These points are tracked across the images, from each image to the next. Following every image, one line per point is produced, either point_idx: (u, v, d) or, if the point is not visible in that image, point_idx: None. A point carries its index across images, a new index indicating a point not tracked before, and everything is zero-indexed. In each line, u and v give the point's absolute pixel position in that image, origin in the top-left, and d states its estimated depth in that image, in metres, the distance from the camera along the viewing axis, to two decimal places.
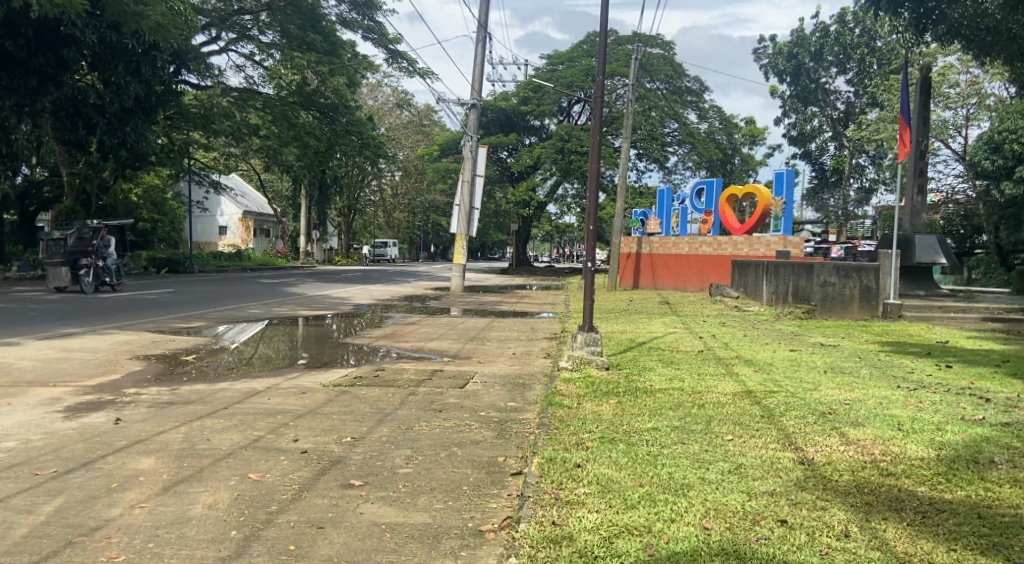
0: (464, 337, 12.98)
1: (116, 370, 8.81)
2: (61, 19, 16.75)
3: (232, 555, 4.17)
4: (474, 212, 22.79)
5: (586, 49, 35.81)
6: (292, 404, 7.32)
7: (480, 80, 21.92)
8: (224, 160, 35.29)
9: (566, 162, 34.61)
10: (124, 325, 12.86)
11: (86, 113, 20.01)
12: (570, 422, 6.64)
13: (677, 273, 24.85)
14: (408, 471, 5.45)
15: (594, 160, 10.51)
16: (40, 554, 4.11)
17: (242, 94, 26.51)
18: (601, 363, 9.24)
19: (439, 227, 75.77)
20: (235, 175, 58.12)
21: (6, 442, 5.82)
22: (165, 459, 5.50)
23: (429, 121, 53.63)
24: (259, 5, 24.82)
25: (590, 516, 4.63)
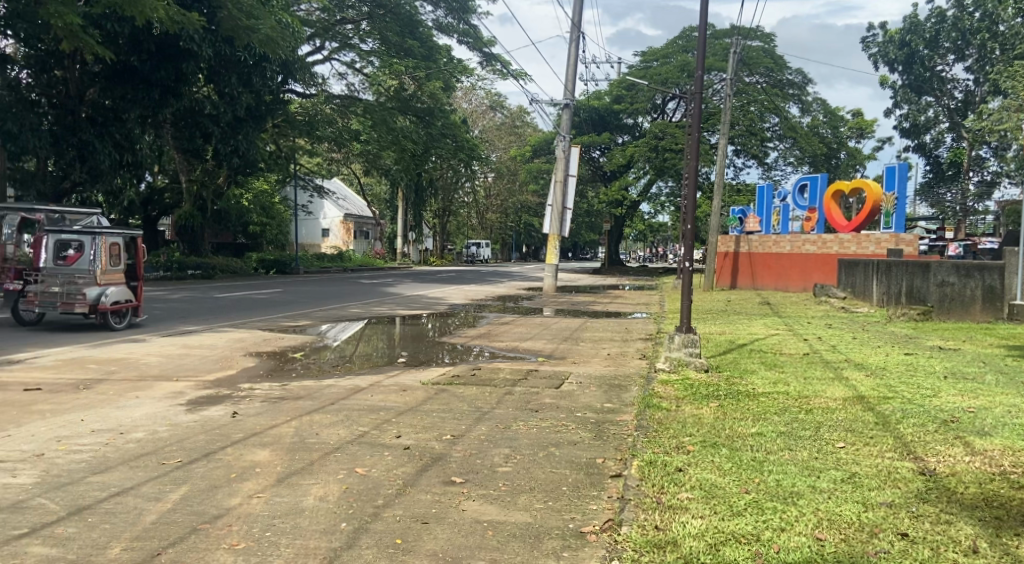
0: (558, 337, 12.99)
1: (231, 366, 9.22)
2: (181, 35, 17.77)
3: (343, 547, 4.29)
4: (567, 212, 22.63)
5: (681, 44, 35.25)
6: (395, 401, 7.50)
7: (573, 80, 21.87)
8: (326, 165, 36.49)
9: (660, 161, 34.08)
10: (237, 324, 13.41)
11: (203, 122, 21.09)
12: (669, 425, 6.54)
13: (778, 273, 23.97)
14: (507, 470, 5.48)
15: (691, 157, 10.27)
16: (167, 540, 4.27)
17: (344, 101, 27.86)
18: (701, 364, 9.04)
19: (530, 227, 75.98)
20: (334, 179, 60.15)
21: (135, 433, 6.16)
22: (280, 451, 5.75)
23: (522, 122, 53.91)
24: (360, 14, 26.09)
25: (695, 521, 4.54)
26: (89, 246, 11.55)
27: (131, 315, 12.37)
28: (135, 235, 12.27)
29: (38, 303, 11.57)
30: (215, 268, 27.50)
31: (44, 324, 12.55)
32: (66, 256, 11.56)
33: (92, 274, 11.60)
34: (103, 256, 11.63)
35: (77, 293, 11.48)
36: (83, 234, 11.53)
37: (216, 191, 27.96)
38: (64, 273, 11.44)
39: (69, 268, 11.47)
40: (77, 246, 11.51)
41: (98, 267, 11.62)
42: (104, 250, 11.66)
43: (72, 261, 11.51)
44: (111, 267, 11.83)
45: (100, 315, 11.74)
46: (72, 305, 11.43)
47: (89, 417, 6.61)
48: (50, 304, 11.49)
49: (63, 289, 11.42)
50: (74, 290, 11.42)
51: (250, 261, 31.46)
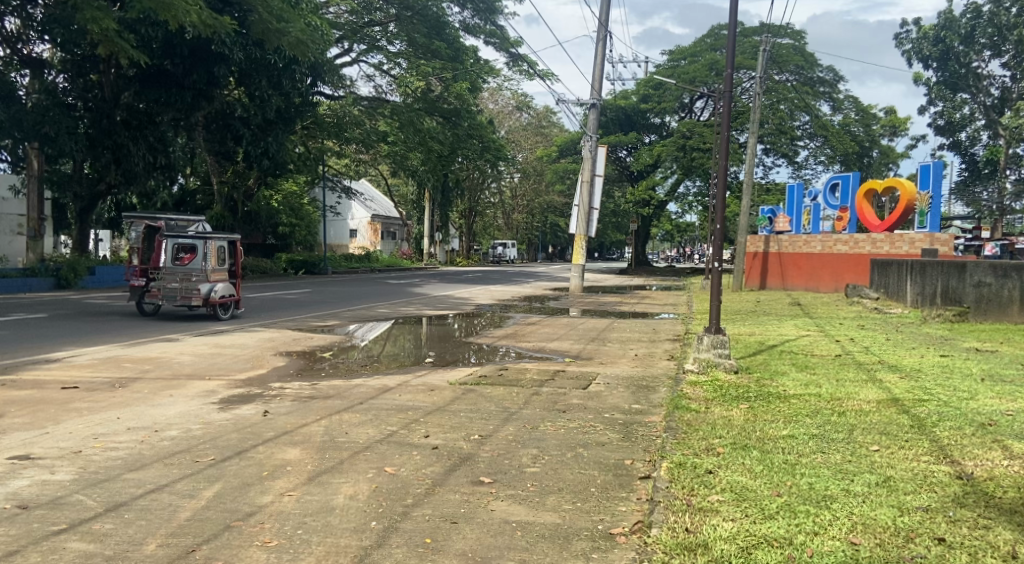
0: (585, 338, 12.94)
1: (261, 366, 9.31)
2: (213, 39, 17.96)
3: (374, 545, 4.31)
4: (593, 212, 22.55)
5: (709, 43, 34.97)
6: (422, 401, 7.53)
7: (600, 79, 21.80)
8: (354, 166, 36.73)
9: (688, 160, 33.85)
10: (267, 323, 13.53)
11: (234, 125, 21.34)
12: (698, 426, 6.49)
13: (808, 273, 23.69)
14: (536, 471, 5.48)
15: (721, 156, 10.18)
16: (202, 537, 4.32)
17: (371, 102, 28.02)
18: (731, 365, 8.96)
19: (556, 227, 75.85)
20: (362, 180, 60.54)
21: (169, 431, 6.25)
22: (310, 450, 5.79)
23: (548, 123, 53.81)
24: (387, 16, 26.27)
25: (726, 524, 4.50)
26: (201, 248, 13.08)
27: (234, 305, 14.05)
28: (236, 238, 13.80)
29: (158, 296, 13.24)
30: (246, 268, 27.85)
31: (159, 313, 14.30)
32: (182, 256, 13.15)
33: (204, 272, 13.20)
34: (214, 258, 13.20)
35: (193, 289, 13.11)
36: (198, 238, 13.08)
37: (246, 193, 28.37)
38: (181, 272, 13.04)
39: (185, 268, 13.06)
40: (191, 248, 13.08)
41: (209, 267, 13.19)
42: (215, 252, 13.22)
43: (188, 261, 13.09)
44: (219, 266, 13.42)
45: (211, 306, 13.44)
46: (189, 299, 13.09)
47: (125, 415, 6.71)
48: (170, 298, 13.11)
49: (181, 286, 13.05)
50: (190, 287, 13.04)
51: (279, 262, 31.78)
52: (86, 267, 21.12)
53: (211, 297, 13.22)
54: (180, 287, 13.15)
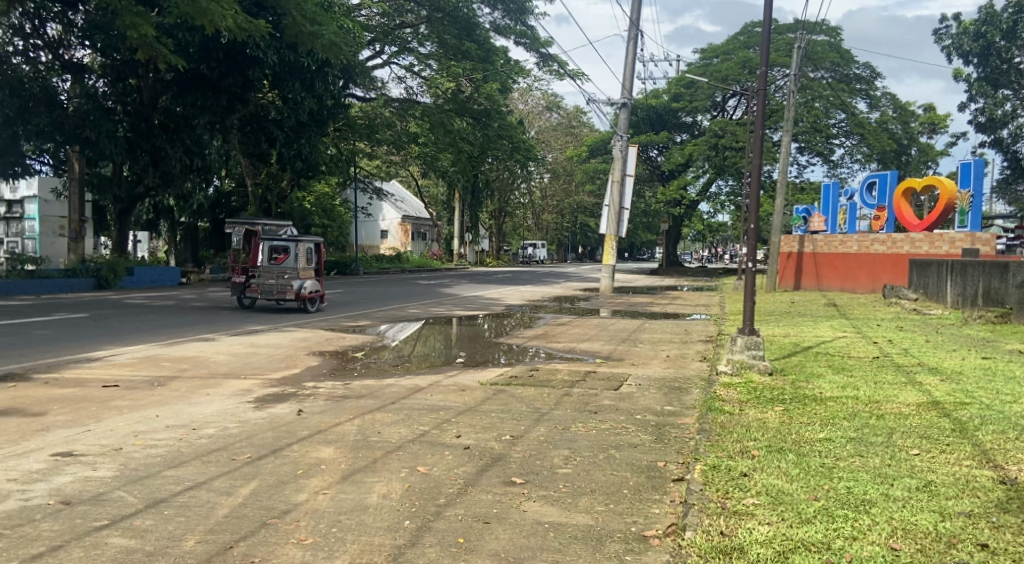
0: (616, 338, 12.86)
1: (295, 365, 9.40)
2: (248, 42, 18.18)
3: (407, 544, 4.33)
4: (624, 212, 22.43)
5: (742, 41, 34.63)
6: (453, 401, 7.54)
7: (631, 79, 21.71)
8: (385, 167, 36.96)
9: (720, 159, 33.56)
10: (300, 324, 13.66)
11: (268, 127, 21.60)
12: (733, 429, 6.42)
13: (844, 273, 23.33)
14: (568, 471, 5.46)
15: (755, 156, 10.07)
16: (239, 534, 4.37)
17: (402, 104, 28.19)
18: (765, 367, 8.85)
19: (586, 228, 75.60)
20: (393, 181, 60.90)
21: (207, 429, 6.34)
22: (343, 449, 5.83)
23: (578, 123, 53.63)
24: (419, 18, 26.44)
25: (762, 528, 4.44)
26: (293, 250, 15.03)
27: (320, 300, 15.99)
28: (322, 241, 15.68)
29: (256, 292, 15.18)
30: None
31: (255, 307, 16.29)
32: (276, 257, 15.09)
33: (295, 271, 15.19)
34: (304, 258, 15.17)
35: (286, 285, 15.05)
36: (290, 241, 15.09)
37: (280, 195, 28.73)
38: (276, 270, 15.00)
39: (279, 266, 15.03)
40: (284, 250, 15.03)
41: (299, 265, 15.16)
42: (304, 253, 15.21)
43: (282, 260, 15.05)
44: (307, 265, 15.38)
45: (301, 301, 15.36)
46: (283, 294, 15.01)
47: (163, 413, 6.81)
48: (267, 293, 15.05)
49: (276, 282, 14.97)
50: (284, 283, 14.98)
51: None
52: (125, 268, 21.55)
53: (302, 292, 15.15)
54: (275, 283, 15.09)
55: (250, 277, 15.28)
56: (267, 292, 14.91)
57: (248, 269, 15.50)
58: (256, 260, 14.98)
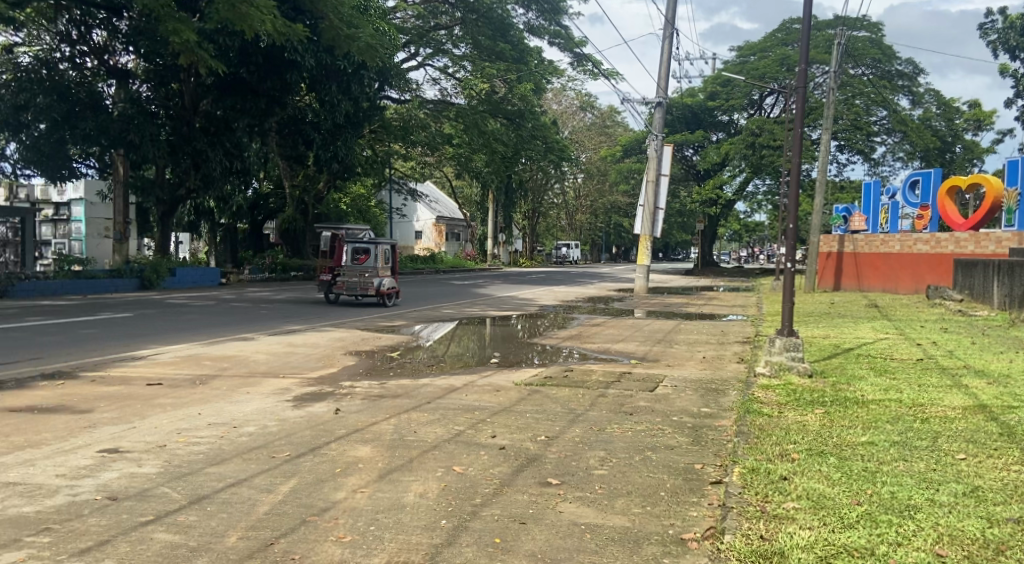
0: (651, 339, 12.78)
1: (332, 365, 9.50)
2: (286, 46, 18.42)
3: (444, 543, 4.34)
4: (658, 212, 22.26)
5: (780, 37, 34.19)
6: (488, 401, 7.55)
7: (666, 78, 21.55)
8: (420, 168, 37.16)
9: (757, 158, 33.21)
10: (337, 323, 13.79)
11: (306, 130, 21.87)
12: (771, 431, 6.34)
13: (885, 273, 22.93)
14: (603, 473, 5.44)
15: (795, 155, 9.92)
16: (279, 530, 4.42)
17: (437, 106, 28.31)
18: (805, 369, 8.72)
19: (620, 228, 75.22)
20: (427, 182, 61.20)
21: (247, 426, 6.43)
22: (380, 448, 5.87)
23: (613, 122, 53.38)
24: (453, 20, 26.57)
25: (803, 532, 4.38)
26: (373, 250, 16.58)
27: (397, 297, 17.49)
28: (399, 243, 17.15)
29: (341, 288, 16.80)
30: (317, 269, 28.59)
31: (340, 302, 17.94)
32: (359, 257, 16.68)
33: (375, 269, 16.67)
34: (383, 258, 16.68)
35: (368, 282, 16.59)
36: (369, 243, 16.60)
37: (317, 196, 29.05)
38: (358, 269, 16.58)
39: (361, 266, 16.58)
40: (365, 251, 16.59)
41: (379, 265, 16.68)
42: (383, 254, 16.72)
43: (363, 261, 16.63)
44: (386, 265, 16.90)
45: (381, 296, 16.93)
46: (365, 290, 16.58)
47: (205, 411, 6.93)
48: (351, 290, 16.65)
49: (358, 279, 16.55)
50: (366, 281, 16.54)
51: None
52: (167, 268, 21.99)
53: (381, 288, 16.69)
54: (358, 281, 16.68)
55: (336, 275, 16.90)
56: (350, 289, 16.47)
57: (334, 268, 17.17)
58: (340, 260, 16.57)
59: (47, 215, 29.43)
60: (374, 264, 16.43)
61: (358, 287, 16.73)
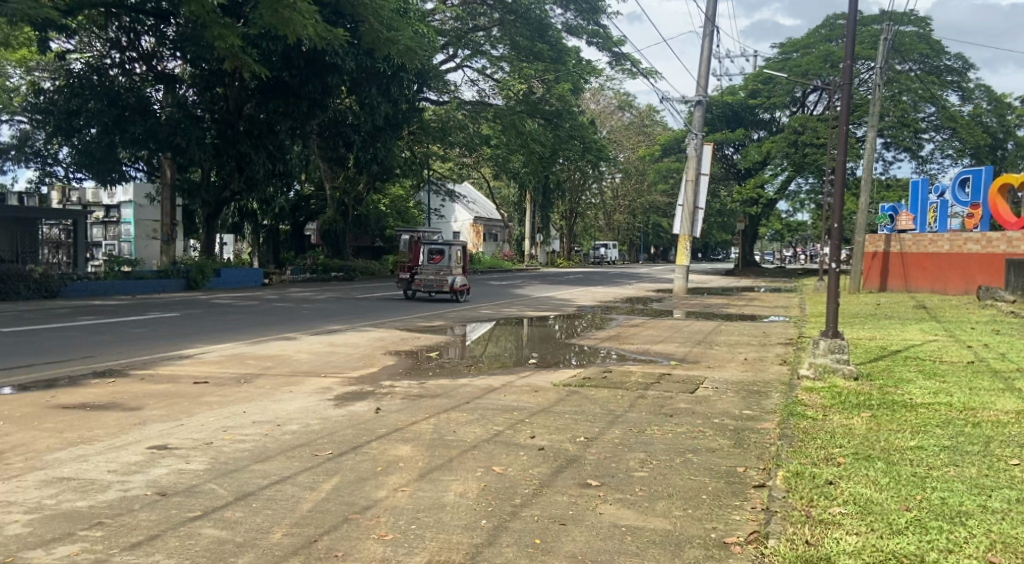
0: (692, 340, 12.66)
1: (372, 364, 9.58)
2: (328, 50, 18.68)
3: (485, 543, 4.34)
4: (698, 212, 22.00)
5: (824, 34, 33.61)
6: (526, 402, 7.54)
7: (706, 76, 21.34)
8: (458, 169, 37.32)
9: (800, 156, 32.75)
10: (377, 323, 13.92)
11: (346, 132, 22.11)
12: (816, 435, 6.23)
13: (934, 274, 22.40)
14: (644, 475, 5.39)
15: (840, 154, 9.73)
16: (323, 527, 4.47)
17: (475, 107, 28.38)
18: (850, 372, 8.54)
19: (659, 228, 74.66)
20: (465, 183, 61.43)
21: (291, 425, 6.52)
22: (421, 447, 5.90)
23: (652, 121, 53.05)
24: (491, 22, 26.67)
25: (849, 538, 4.29)
26: (448, 251, 18.33)
27: (466, 292, 19.25)
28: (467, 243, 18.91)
29: (418, 286, 18.57)
30: (356, 270, 28.91)
31: (414, 298, 19.51)
32: (435, 257, 18.46)
33: (449, 268, 18.46)
34: (456, 258, 18.42)
35: (443, 280, 18.37)
36: (444, 244, 18.35)
37: (357, 198, 29.31)
38: (435, 268, 18.35)
39: (437, 265, 18.40)
40: (440, 251, 18.36)
41: (452, 264, 18.46)
42: (456, 254, 18.47)
43: (438, 260, 18.40)
44: (458, 264, 18.65)
45: (453, 292, 18.67)
46: (441, 287, 18.33)
47: (250, 409, 7.04)
48: (428, 286, 18.39)
49: (435, 277, 18.32)
50: (442, 278, 18.33)
51: (386, 266, 32.78)
52: (213, 269, 22.42)
53: (454, 285, 18.44)
54: (434, 278, 18.44)
55: (413, 273, 18.72)
56: (427, 286, 18.24)
57: (411, 267, 18.86)
58: (418, 260, 18.40)
59: (98, 216, 30.24)
60: (448, 263, 18.24)
61: (434, 284, 18.48)
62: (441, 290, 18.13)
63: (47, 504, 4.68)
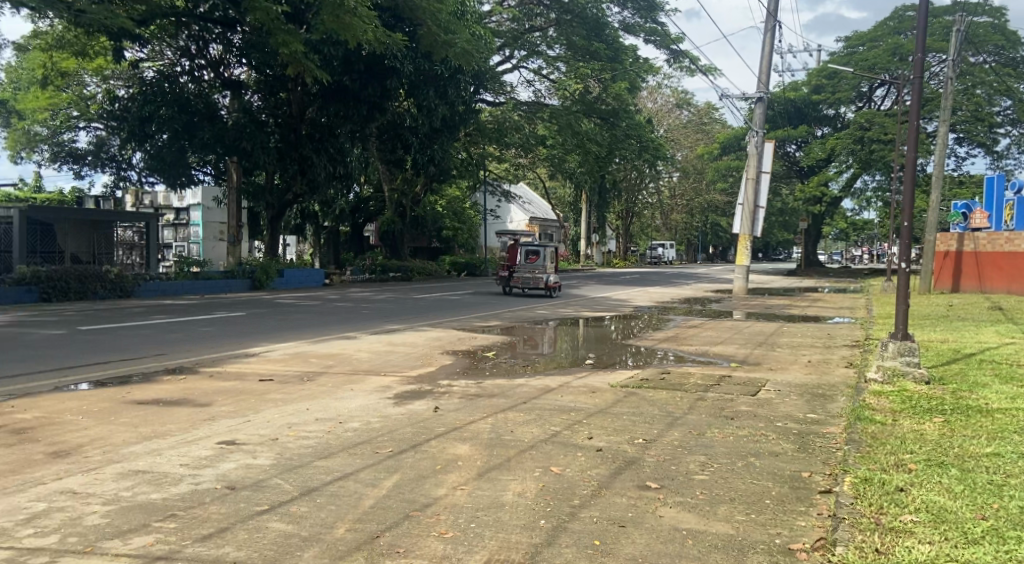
0: (753, 342, 12.43)
1: (430, 364, 9.66)
2: (387, 54, 18.96)
3: (544, 544, 4.33)
4: (759, 211, 21.52)
5: (892, 26, 32.62)
6: (583, 403, 7.50)
7: (767, 72, 20.93)
8: (514, 170, 37.41)
9: (866, 152, 31.82)
10: (434, 323, 14.03)
11: (404, 135, 22.32)
12: (885, 440, 6.03)
13: (1011, 273, 21.54)
14: (704, 478, 5.31)
15: (910, 151, 9.42)
16: (384, 524, 4.52)
17: (531, 107, 28.31)
18: (921, 376, 8.27)
19: (717, 227, 73.55)
20: (521, 183, 61.48)
21: (352, 422, 6.62)
22: (479, 446, 5.92)
23: (710, 119, 52.33)
24: (547, 22, 26.71)
25: (923, 547, 4.15)
26: (542, 252, 20.49)
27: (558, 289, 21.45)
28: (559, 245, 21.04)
29: (516, 282, 20.85)
30: (414, 271, 29.22)
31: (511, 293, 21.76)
32: (531, 257, 20.71)
33: (544, 267, 20.65)
34: (550, 258, 20.56)
35: (538, 278, 20.57)
36: (539, 246, 20.54)
37: (414, 199, 29.56)
38: (531, 267, 20.58)
39: (533, 264, 20.62)
40: (536, 252, 20.58)
41: (547, 264, 20.62)
42: (550, 254, 20.63)
43: (534, 260, 20.60)
44: (552, 263, 20.81)
45: (548, 289, 20.89)
46: (536, 284, 20.52)
47: (313, 407, 7.17)
48: (525, 283, 20.68)
49: (531, 275, 20.56)
50: (537, 276, 20.55)
51: (443, 266, 33.01)
52: (276, 270, 22.95)
53: (549, 282, 20.62)
54: (530, 276, 20.68)
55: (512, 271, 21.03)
56: (524, 282, 20.45)
57: (509, 266, 21.15)
58: (516, 259, 20.67)
59: (169, 219, 31.01)
60: (543, 263, 20.43)
61: (530, 281, 20.72)
62: (537, 286, 20.32)
63: (124, 496, 4.84)
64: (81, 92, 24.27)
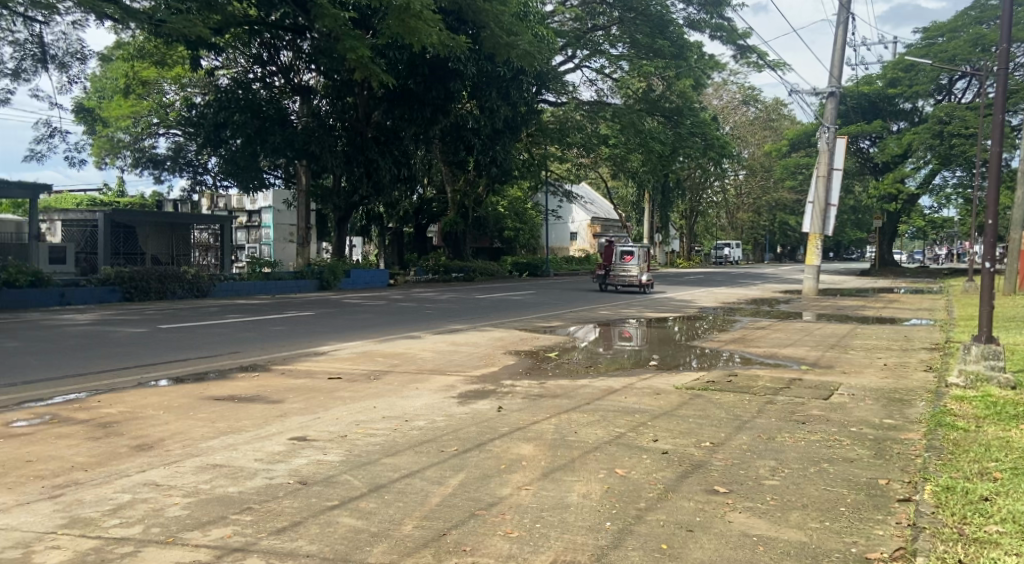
0: (824, 344, 12.09)
1: (494, 364, 9.68)
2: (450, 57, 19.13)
3: (609, 546, 4.27)
4: (831, 209, 20.93)
5: (973, 16, 31.28)
6: (648, 404, 7.40)
7: (839, 66, 20.33)
8: (577, 170, 37.26)
9: (945, 147, 30.62)
10: (498, 323, 14.06)
11: (467, 136, 22.41)
12: (969, 447, 5.77)
13: None
14: (775, 483, 5.16)
15: (994, 145, 9.03)
16: (449, 522, 4.52)
17: (593, 106, 28.12)
18: (1006, 381, 7.89)
19: (786, 227, 71.86)
20: (583, 184, 61.23)
21: (418, 421, 6.67)
22: (543, 447, 5.89)
23: (779, 115, 51.17)
24: (611, 20, 26.53)
25: (1010, 560, 3.94)
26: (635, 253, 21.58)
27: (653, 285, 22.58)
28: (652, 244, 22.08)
29: (613, 281, 22.10)
30: (476, 271, 29.38)
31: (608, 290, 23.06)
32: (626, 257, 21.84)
33: (638, 266, 21.73)
34: (643, 258, 21.45)
35: (633, 277, 21.69)
36: (632, 247, 21.60)
37: (477, 200, 29.67)
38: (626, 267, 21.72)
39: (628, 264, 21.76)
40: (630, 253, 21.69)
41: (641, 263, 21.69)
42: (643, 254, 21.51)
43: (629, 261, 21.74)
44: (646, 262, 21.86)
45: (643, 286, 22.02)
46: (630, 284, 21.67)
47: (379, 405, 7.25)
48: (620, 283, 21.86)
49: (625, 275, 21.70)
50: (632, 276, 21.66)
51: (505, 266, 33.11)
52: (343, 270, 23.38)
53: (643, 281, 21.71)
54: (625, 276, 21.83)
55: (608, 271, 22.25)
56: (619, 281, 21.65)
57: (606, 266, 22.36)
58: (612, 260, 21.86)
59: (242, 221, 32.05)
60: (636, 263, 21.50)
61: (625, 280, 21.88)
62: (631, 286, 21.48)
63: (202, 489, 4.97)
64: (161, 99, 25.49)
